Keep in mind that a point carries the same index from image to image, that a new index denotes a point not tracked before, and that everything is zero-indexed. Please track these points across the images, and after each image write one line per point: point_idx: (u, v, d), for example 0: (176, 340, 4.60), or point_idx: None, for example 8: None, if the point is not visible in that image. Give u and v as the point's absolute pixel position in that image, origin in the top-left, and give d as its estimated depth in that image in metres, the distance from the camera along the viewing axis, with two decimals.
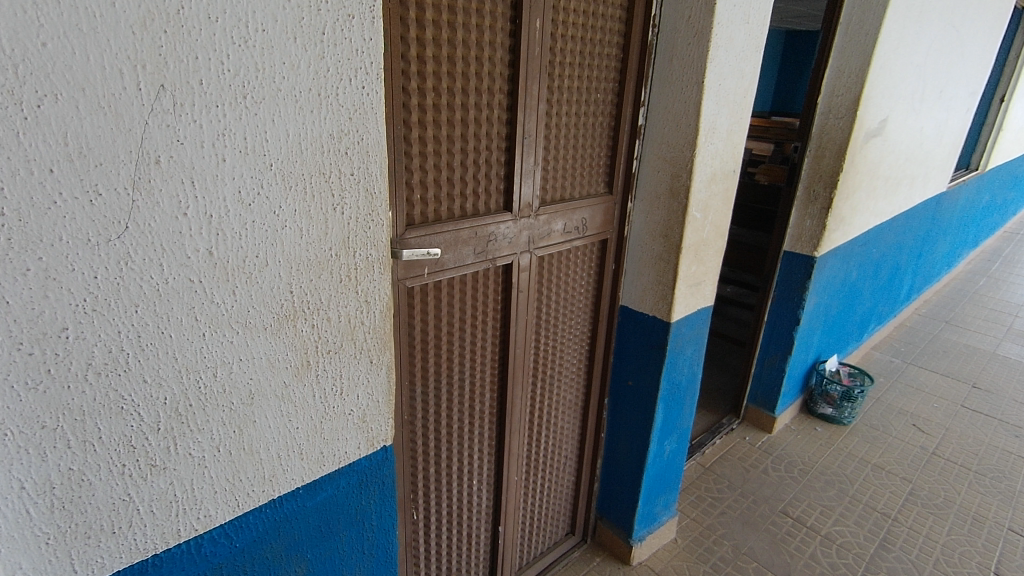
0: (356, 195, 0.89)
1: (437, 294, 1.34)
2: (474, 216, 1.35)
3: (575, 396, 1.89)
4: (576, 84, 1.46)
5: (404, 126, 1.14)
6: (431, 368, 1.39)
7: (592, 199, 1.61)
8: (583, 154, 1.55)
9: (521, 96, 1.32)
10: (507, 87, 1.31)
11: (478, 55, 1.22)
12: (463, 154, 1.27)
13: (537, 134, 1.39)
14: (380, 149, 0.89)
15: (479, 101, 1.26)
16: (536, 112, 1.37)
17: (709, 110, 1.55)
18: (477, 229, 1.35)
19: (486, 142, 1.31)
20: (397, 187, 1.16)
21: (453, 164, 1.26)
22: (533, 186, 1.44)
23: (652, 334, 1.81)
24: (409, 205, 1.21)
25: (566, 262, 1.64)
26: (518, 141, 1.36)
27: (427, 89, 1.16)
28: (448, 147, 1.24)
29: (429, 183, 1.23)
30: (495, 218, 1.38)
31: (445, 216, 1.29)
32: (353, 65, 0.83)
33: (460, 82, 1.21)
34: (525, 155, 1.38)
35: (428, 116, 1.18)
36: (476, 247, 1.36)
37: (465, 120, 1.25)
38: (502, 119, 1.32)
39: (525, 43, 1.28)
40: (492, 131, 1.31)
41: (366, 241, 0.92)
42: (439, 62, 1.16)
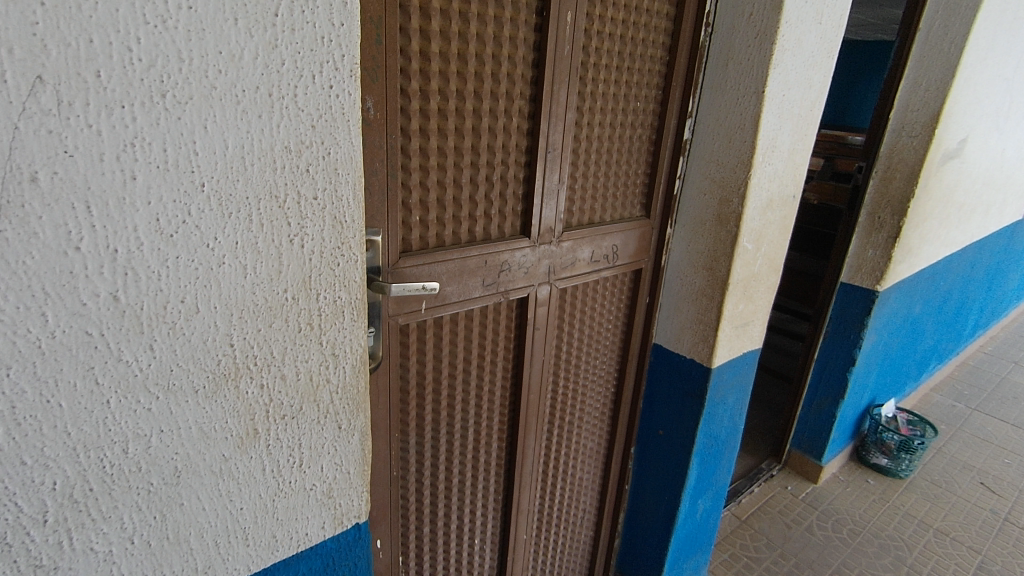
0: (321, 224, 0.70)
1: (437, 333, 1.15)
2: (485, 242, 1.15)
3: (596, 444, 1.67)
4: (613, 92, 1.25)
5: (402, 135, 0.96)
6: (428, 416, 1.20)
7: (626, 224, 1.40)
8: (616, 173, 1.34)
9: (546, 103, 1.12)
10: (529, 93, 1.10)
11: (495, 52, 1.02)
12: (474, 170, 1.07)
13: (563, 148, 1.19)
14: (355, 167, 0.70)
15: (495, 108, 1.06)
16: (563, 123, 1.16)
17: (770, 125, 1.31)
18: (488, 257, 1.15)
19: (502, 156, 1.11)
20: (391, 207, 0.97)
21: (461, 181, 1.06)
22: (556, 209, 1.23)
23: (688, 379, 1.58)
24: (405, 229, 1.02)
25: (593, 295, 1.42)
26: (541, 156, 1.15)
27: (432, 91, 0.97)
28: (455, 161, 1.04)
29: (431, 203, 1.04)
30: (510, 245, 1.18)
31: (450, 241, 1.10)
32: (318, 58, 0.63)
33: (472, 84, 1.01)
34: (548, 172, 1.18)
35: (431, 124, 0.98)
36: (485, 278, 1.16)
37: (478, 130, 1.05)
38: (522, 130, 1.12)
39: (554, 40, 1.08)
40: (509, 144, 1.11)
41: (334, 281, 0.73)
42: (447, 59, 0.97)
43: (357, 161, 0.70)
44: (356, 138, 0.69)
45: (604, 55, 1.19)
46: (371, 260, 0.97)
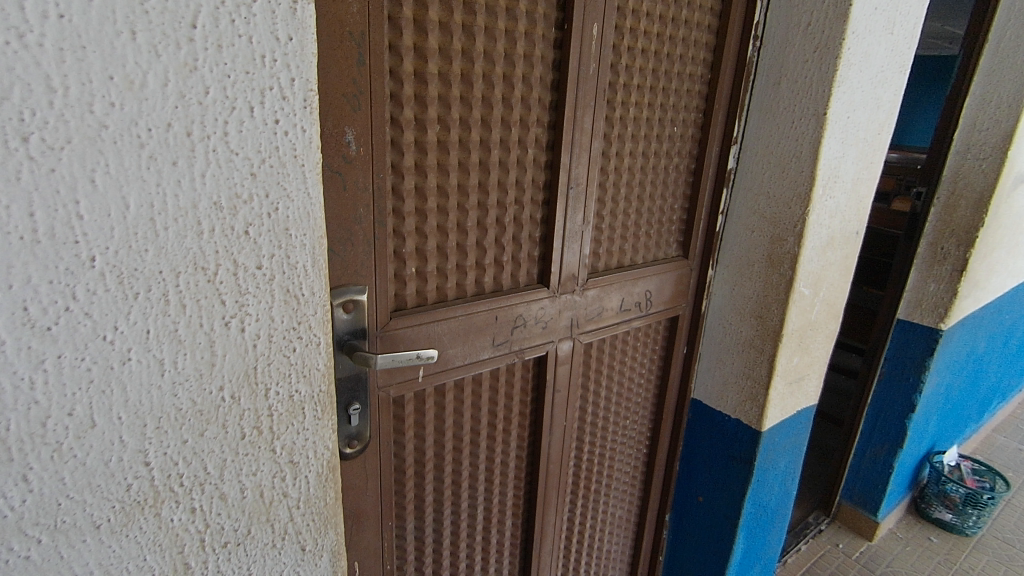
0: (269, 301, 0.53)
1: (439, 402, 0.97)
2: (495, 294, 0.97)
3: (625, 512, 1.46)
4: (646, 116, 1.07)
5: (393, 172, 0.79)
6: (429, 496, 1.02)
7: (661, 267, 1.21)
8: (649, 209, 1.15)
9: (569, 131, 0.95)
10: (548, 120, 0.94)
11: (506, 73, 0.86)
12: (482, 211, 0.90)
13: (588, 184, 1.01)
14: (313, 224, 0.53)
15: (507, 138, 0.89)
16: (588, 153, 0.99)
17: (832, 152, 1.12)
18: (499, 312, 0.98)
19: (516, 194, 0.94)
20: (381, 258, 0.80)
21: (466, 224, 0.89)
22: (580, 253, 1.05)
23: (733, 441, 1.37)
24: (398, 284, 0.85)
25: (623, 348, 1.23)
26: (563, 193, 0.98)
27: (429, 120, 0.80)
28: (459, 202, 0.87)
29: (431, 251, 0.87)
30: (526, 297, 1.00)
31: (454, 295, 0.93)
32: (256, 84, 0.46)
33: (479, 111, 0.85)
34: (571, 211, 1.00)
35: (430, 159, 0.82)
36: (496, 335, 0.98)
37: (487, 165, 0.88)
38: (540, 163, 0.95)
39: (577, 58, 0.91)
40: (524, 179, 0.94)
41: (289, 371, 0.56)
42: (448, 82, 0.80)
43: (316, 216, 0.53)
44: (314, 188, 0.52)
45: (635, 74, 1.02)
46: (353, 323, 0.79)
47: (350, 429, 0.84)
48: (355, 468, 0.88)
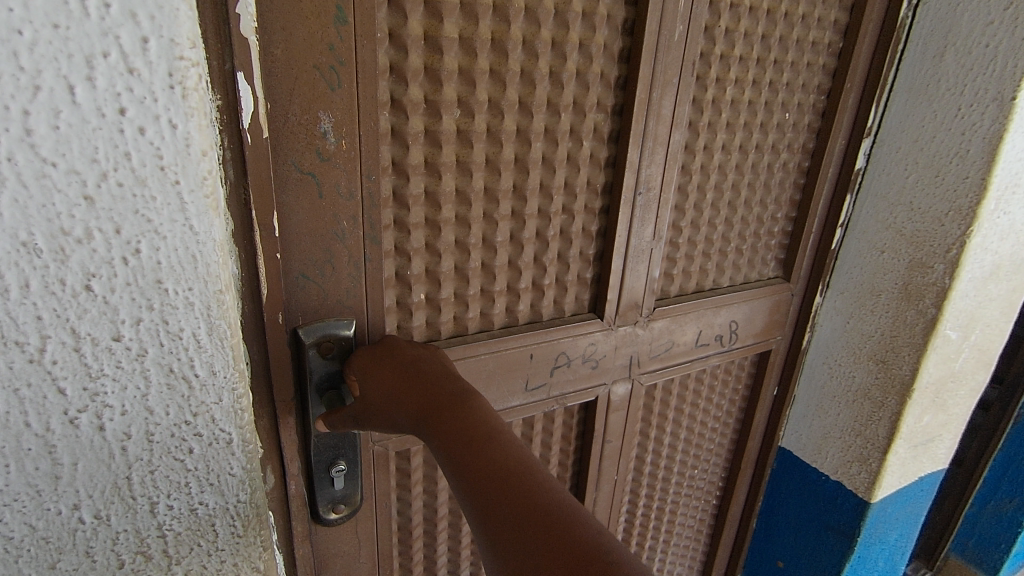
0: (143, 386, 0.34)
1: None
2: (530, 326, 0.76)
3: (685, 572, 1.22)
4: (748, 99, 0.81)
5: (393, 173, 0.59)
6: (443, 559, 0.84)
7: (753, 292, 0.94)
8: (741, 219, 0.90)
9: (641, 118, 0.70)
10: (612, 103, 0.70)
11: (557, 39, 0.63)
12: (518, 223, 0.69)
13: (664, 188, 0.77)
14: (206, 274, 0.33)
15: (555, 127, 0.67)
16: (666, 148, 0.74)
17: (1016, 150, 0.80)
18: (535, 350, 0.76)
19: (564, 201, 0.72)
20: (375, 284, 0.61)
21: (495, 239, 0.68)
22: (647, 275, 0.82)
23: (830, 508, 1.09)
24: (402, 315, 0.66)
25: (694, 388, 0.99)
26: (628, 200, 0.74)
27: (446, 103, 0.59)
28: (487, 210, 0.67)
29: (447, 273, 0.67)
30: (573, 331, 0.78)
31: (477, 328, 0.72)
32: (75, 46, 0.27)
33: (516, 90, 0.63)
34: (637, 223, 0.76)
35: (446, 154, 0.61)
36: (531, 378, 0.77)
37: (526, 163, 0.67)
38: (600, 160, 0.72)
39: (659, 19, 0.66)
40: (576, 181, 0.71)
41: (185, 479, 0.38)
42: (473, 51, 0.59)
43: (211, 262, 0.33)
44: (202, 219, 0.32)
45: (737, 42, 0.76)
46: (332, 366, 0.60)
47: (333, 492, 0.66)
48: (344, 535, 0.70)
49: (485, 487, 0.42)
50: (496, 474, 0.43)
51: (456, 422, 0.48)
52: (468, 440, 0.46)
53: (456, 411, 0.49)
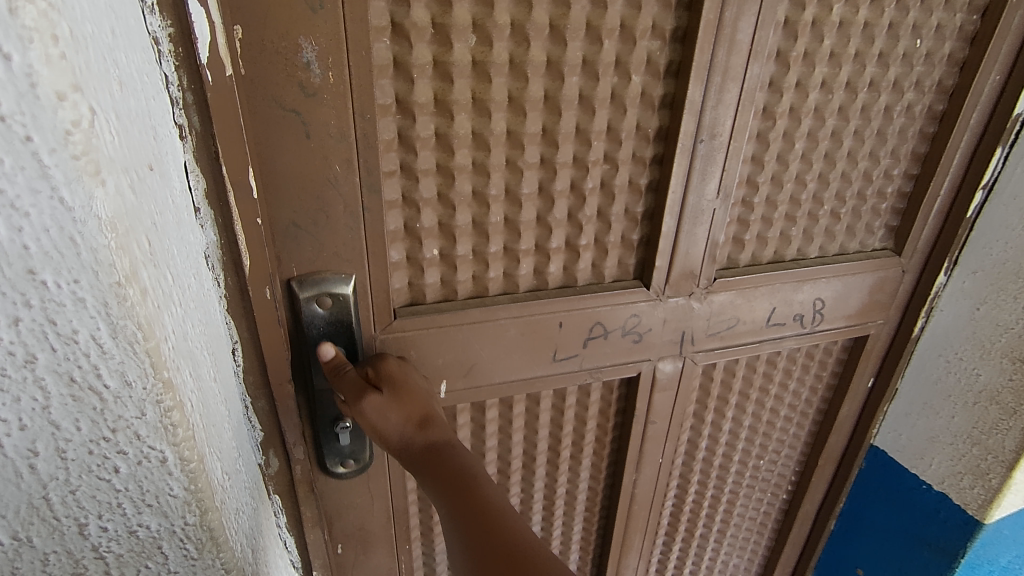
0: (41, 396, 0.27)
1: (477, 420, 0.72)
2: (560, 290, 0.65)
3: (743, 563, 1.10)
4: (861, 21, 0.63)
5: (397, 113, 0.51)
6: None
7: (845, 267, 0.77)
8: (841, 175, 0.73)
9: (707, 44, 0.55)
10: (671, 25, 0.55)
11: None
12: (548, 173, 0.58)
13: (736, 134, 0.61)
14: (93, 262, 0.25)
15: (595, 58, 0.54)
16: (742, 82, 0.58)
17: None
18: (566, 318, 0.65)
19: (607, 148, 0.59)
20: (378, 239, 0.53)
21: (521, 193, 0.58)
22: (711, 240, 0.67)
23: (927, 518, 0.93)
24: (413, 272, 0.58)
25: (766, 368, 0.85)
26: (686, 149, 0.60)
27: (458, 28, 0.49)
28: (510, 158, 0.56)
29: (463, 229, 0.58)
30: (613, 298, 0.66)
31: (500, 291, 0.63)
32: None
33: (544, 11, 0.51)
34: (697, 176, 0.62)
35: (457, 91, 0.52)
36: (560, 349, 0.66)
37: (558, 102, 0.55)
38: (654, 99, 0.58)
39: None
40: (623, 125, 0.58)
41: (115, 501, 0.31)
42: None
43: (98, 246, 0.25)
44: (74, 187, 0.23)
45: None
46: (335, 322, 0.55)
47: (340, 449, 0.59)
48: (354, 509, 0.64)
49: None
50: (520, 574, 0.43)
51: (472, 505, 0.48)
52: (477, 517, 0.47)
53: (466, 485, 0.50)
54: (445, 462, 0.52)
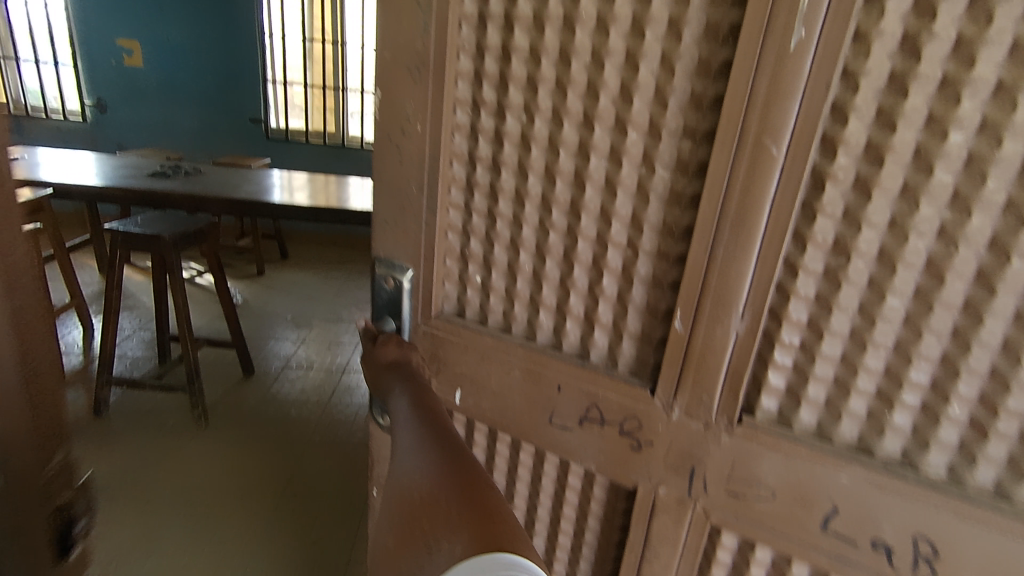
0: None
1: (493, 401, 0.99)
2: (545, 351, 0.93)
3: None
4: (910, 140, 0.62)
5: (469, 160, 0.91)
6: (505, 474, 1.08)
7: (975, 513, 0.67)
8: (906, 323, 0.68)
9: (727, 151, 0.70)
10: (700, 127, 0.73)
11: (630, 46, 0.75)
12: (571, 211, 0.85)
13: (768, 255, 0.71)
14: None
15: (620, 148, 0.79)
16: (771, 206, 0.70)
17: None
18: (565, 385, 0.92)
19: (631, 234, 0.82)
20: (433, 243, 0.96)
21: (580, 249, 0.86)
22: (732, 344, 0.77)
23: None
24: (483, 265, 0.96)
25: (837, 558, 0.77)
26: (702, 250, 0.75)
27: (512, 106, 0.85)
28: (543, 194, 0.87)
29: (500, 237, 0.93)
30: (615, 390, 0.88)
31: (522, 338, 0.96)
32: None
33: (579, 104, 0.80)
34: (715, 283, 0.75)
35: (507, 154, 0.88)
36: (556, 413, 0.93)
37: (583, 178, 0.83)
38: (678, 191, 0.77)
39: (757, 38, 0.65)
40: (645, 214, 0.80)
41: None
42: (537, 61, 0.82)
43: None
44: None
45: (885, 48, 0.61)
46: (389, 299, 1.01)
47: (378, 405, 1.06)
48: (380, 435, 1.10)
49: (433, 436, 0.74)
50: (440, 432, 0.75)
51: (425, 408, 0.82)
52: (425, 412, 0.81)
53: (428, 399, 0.85)
54: (421, 390, 0.88)
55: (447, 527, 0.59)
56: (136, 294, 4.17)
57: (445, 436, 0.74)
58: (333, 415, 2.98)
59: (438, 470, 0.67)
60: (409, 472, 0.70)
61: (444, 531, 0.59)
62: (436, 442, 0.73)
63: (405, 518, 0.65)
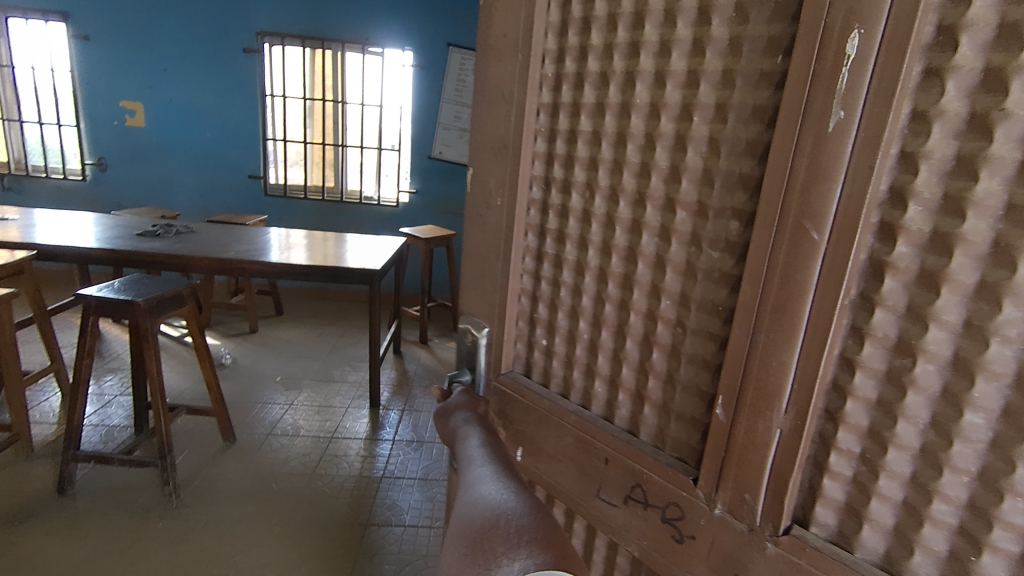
0: None
1: (546, 468, 0.91)
2: (593, 419, 0.85)
3: None
4: (985, 230, 0.49)
5: (537, 233, 0.91)
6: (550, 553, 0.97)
7: None
8: (994, 447, 0.51)
9: (768, 235, 0.59)
10: (744, 210, 0.64)
11: (680, 128, 0.70)
12: (625, 283, 0.79)
13: (808, 356, 0.58)
14: None
15: (670, 225, 0.72)
16: (813, 299, 0.57)
17: None
18: (612, 457, 0.81)
19: (680, 312, 0.73)
20: (505, 306, 0.95)
21: (634, 321, 0.79)
22: (774, 455, 0.63)
23: None
24: (547, 328, 0.93)
25: None
26: (743, 341, 0.63)
27: (573, 183, 0.84)
28: (600, 266, 0.83)
29: (563, 304, 0.90)
30: (657, 470, 0.75)
31: (578, 405, 0.89)
32: None
33: (632, 182, 0.76)
34: (756, 374, 0.62)
35: (570, 228, 0.86)
36: (602, 487, 0.83)
37: (636, 253, 0.77)
38: (725, 273, 0.67)
39: (795, 123, 0.56)
40: (693, 293, 0.71)
41: None
42: (598, 143, 0.81)
43: None
44: None
45: (948, 128, 0.49)
46: (468, 354, 1.02)
47: None
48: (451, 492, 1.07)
49: (499, 472, 0.71)
50: (506, 470, 0.72)
51: (493, 451, 0.79)
52: (493, 454, 0.78)
53: (495, 444, 0.82)
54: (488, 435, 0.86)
55: (510, 544, 0.55)
56: (121, 354, 4.03)
57: (510, 474, 0.72)
58: (315, 486, 2.75)
59: (505, 494, 0.64)
60: (466, 499, 0.66)
61: (504, 548, 0.55)
62: (500, 477, 0.70)
63: (460, 536, 0.60)
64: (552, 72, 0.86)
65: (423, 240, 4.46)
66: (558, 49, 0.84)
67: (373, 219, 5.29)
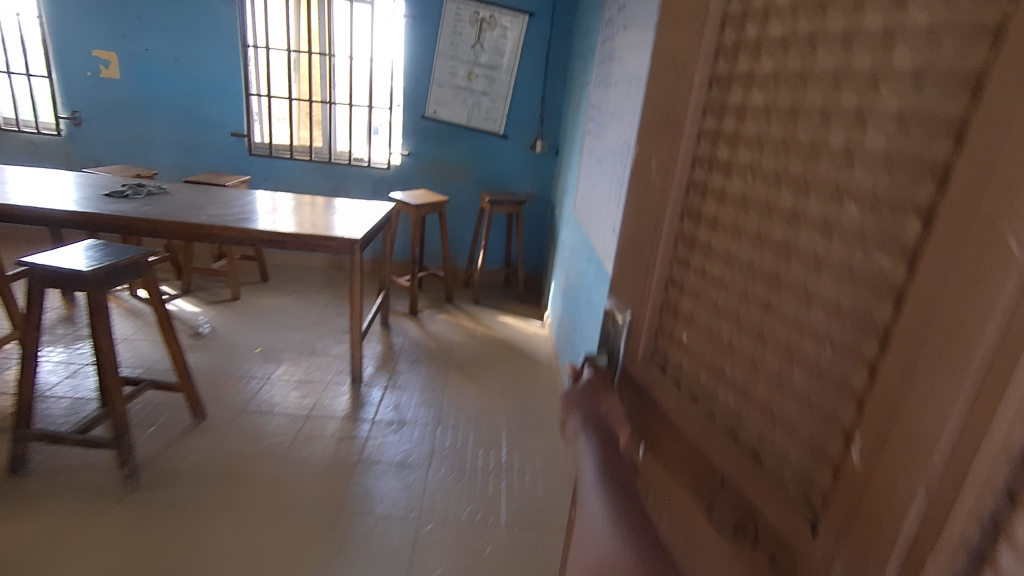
0: None
1: (661, 469, 0.84)
2: (720, 431, 0.74)
3: None
4: None
5: (690, 219, 0.80)
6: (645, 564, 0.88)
7: None
8: None
9: (952, 238, 0.44)
10: (928, 206, 0.47)
11: (863, 102, 0.54)
12: (771, 283, 0.65)
13: (976, 412, 0.41)
14: None
15: (834, 220, 0.56)
16: (998, 334, 0.40)
17: None
18: (729, 477, 0.70)
19: (832, 329, 0.57)
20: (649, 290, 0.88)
21: (776, 329, 0.64)
22: (906, 545, 0.45)
23: None
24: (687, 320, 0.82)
25: None
26: (900, 372, 0.48)
27: (737, 163, 0.71)
28: (750, 260, 0.68)
29: (706, 299, 0.77)
30: (773, 503, 0.62)
31: (706, 414, 0.78)
32: None
33: (797, 163, 0.61)
34: (906, 418, 0.47)
35: (726, 215, 0.73)
36: (713, 507, 0.72)
37: (792, 250, 0.62)
38: (894, 288, 0.50)
39: (1018, 92, 0.39)
40: (851, 307, 0.55)
41: None
42: (768, 119, 0.66)
43: None
44: None
45: None
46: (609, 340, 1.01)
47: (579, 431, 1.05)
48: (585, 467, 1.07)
49: None
50: None
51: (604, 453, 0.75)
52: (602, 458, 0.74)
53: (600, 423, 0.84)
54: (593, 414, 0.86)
55: None
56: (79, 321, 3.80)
57: None
58: (284, 469, 2.60)
59: None
60: None
61: None
62: None
63: None
64: (732, 41, 0.73)
65: (414, 206, 4.23)
66: (739, 13, 0.71)
67: (360, 185, 5.02)
